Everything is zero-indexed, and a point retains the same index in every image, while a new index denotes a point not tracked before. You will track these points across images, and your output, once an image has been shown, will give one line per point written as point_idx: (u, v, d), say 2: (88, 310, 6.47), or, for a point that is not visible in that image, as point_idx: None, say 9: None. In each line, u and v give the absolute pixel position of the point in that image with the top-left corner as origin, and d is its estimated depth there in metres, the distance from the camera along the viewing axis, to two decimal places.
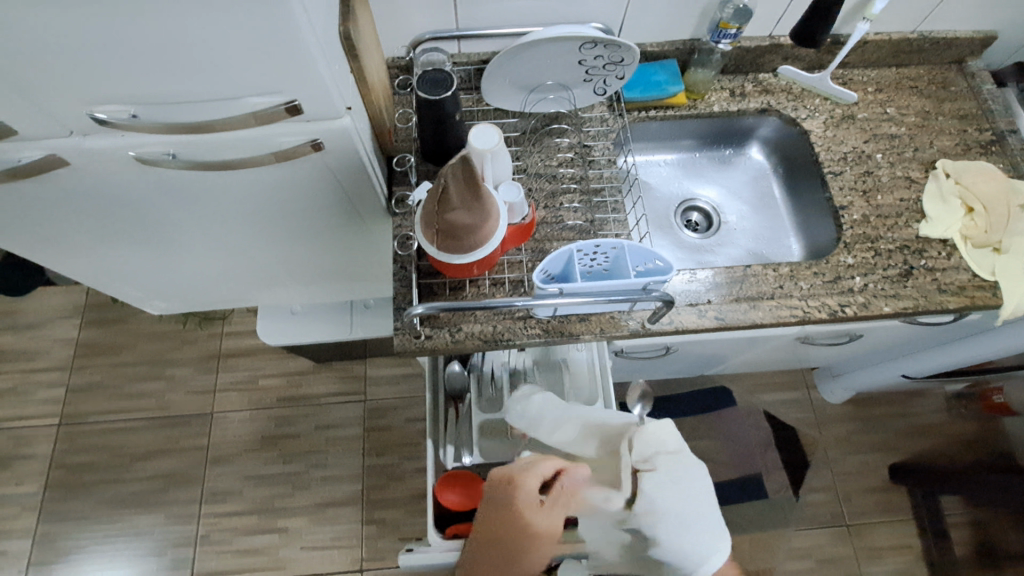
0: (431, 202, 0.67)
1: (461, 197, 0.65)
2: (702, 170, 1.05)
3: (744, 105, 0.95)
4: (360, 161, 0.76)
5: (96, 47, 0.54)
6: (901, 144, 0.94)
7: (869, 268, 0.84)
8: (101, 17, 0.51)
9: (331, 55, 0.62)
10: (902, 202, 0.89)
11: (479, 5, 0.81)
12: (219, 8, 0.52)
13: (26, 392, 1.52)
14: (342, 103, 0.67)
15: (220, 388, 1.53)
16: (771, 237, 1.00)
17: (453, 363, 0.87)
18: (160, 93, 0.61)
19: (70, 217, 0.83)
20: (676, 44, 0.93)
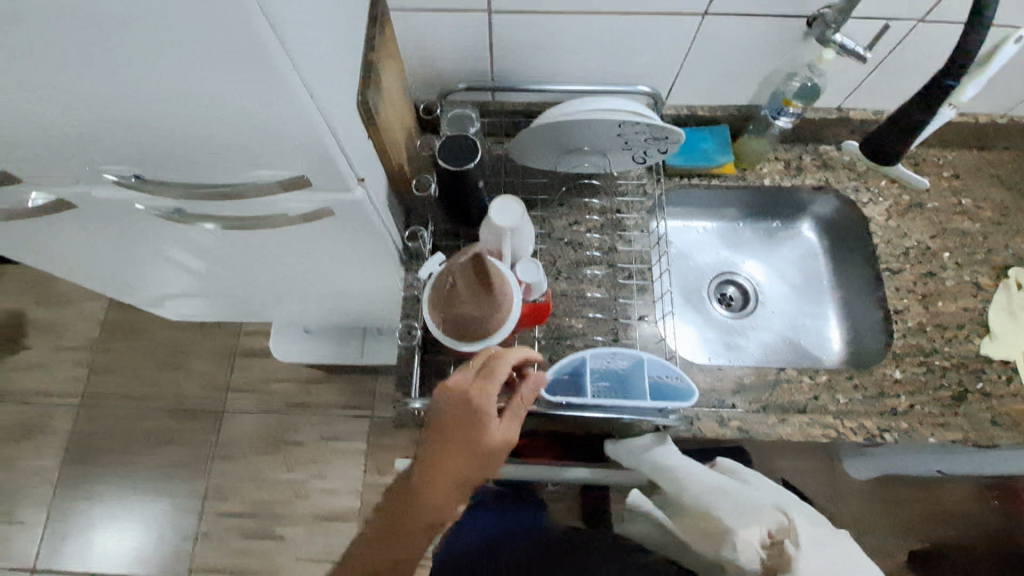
0: (438, 297, 0.64)
1: (469, 289, 0.62)
2: (744, 243, 0.97)
3: (798, 181, 0.87)
4: (374, 232, 0.70)
5: (92, 116, 0.49)
6: (973, 242, 0.84)
7: (917, 386, 0.76)
8: (93, 91, 0.46)
9: (345, 126, 0.57)
10: (965, 311, 0.80)
11: (515, 56, 0.75)
12: (211, 74, 0.45)
13: (54, 368, 1.56)
14: (355, 176, 0.60)
15: (233, 385, 1.54)
16: (813, 326, 0.91)
17: None
18: (158, 157, 0.55)
19: (78, 242, 0.79)
20: (730, 109, 0.84)
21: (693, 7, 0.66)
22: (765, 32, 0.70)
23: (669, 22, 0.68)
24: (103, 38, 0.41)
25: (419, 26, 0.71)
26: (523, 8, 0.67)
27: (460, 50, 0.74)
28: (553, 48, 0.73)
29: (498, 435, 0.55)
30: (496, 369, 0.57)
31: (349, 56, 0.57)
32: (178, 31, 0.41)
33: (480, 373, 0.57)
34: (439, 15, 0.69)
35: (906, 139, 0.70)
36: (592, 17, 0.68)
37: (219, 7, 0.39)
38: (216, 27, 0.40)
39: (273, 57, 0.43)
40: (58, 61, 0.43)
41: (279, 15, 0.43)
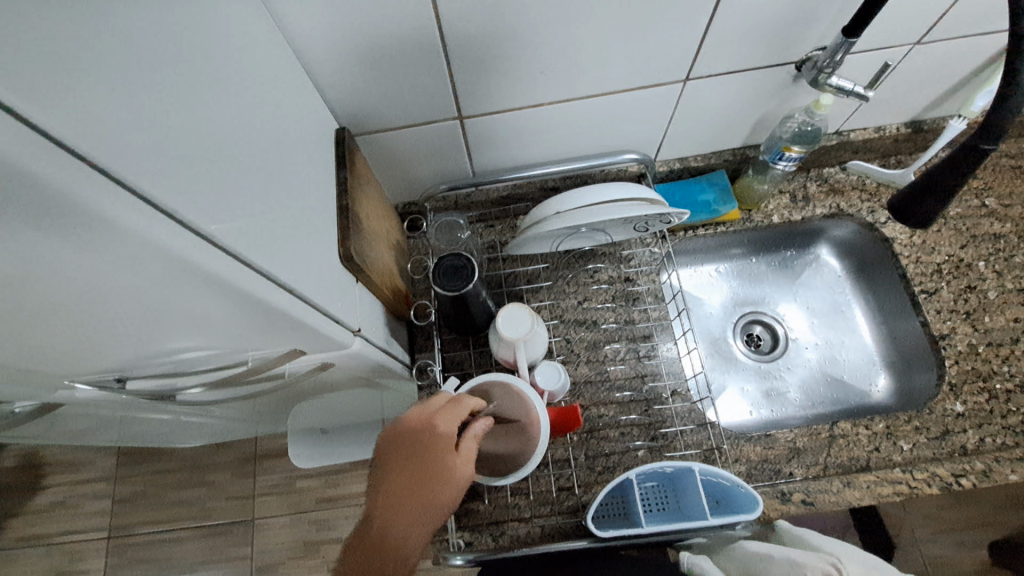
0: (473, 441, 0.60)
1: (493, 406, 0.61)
2: (761, 279, 0.92)
3: (809, 212, 0.82)
4: (378, 367, 0.64)
5: (54, 359, 0.43)
6: (1007, 245, 0.79)
7: (984, 416, 0.70)
8: (42, 338, 0.39)
9: (336, 292, 0.53)
10: (1016, 323, 0.75)
11: (494, 148, 0.72)
12: (180, 307, 0.38)
13: (74, 505, 1.45)
14: (351, 328, 0.55)
15: (259, 492, 1.44)
16: (851, 356, 0.85)
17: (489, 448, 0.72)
18: (135, 363, 0.49)
19: (66, 425, 0.71)
20: (725, 155, 0.80)
21: (673, 76, 0.63)
22: (754, 81, 0.66)
23: (649, 93, 0.65)
24: (60, 318, 0.36)
25: (389, 143, 0.68)
26: (493, 108, 0.65)
27: (434, 155, 0.72)
28: (535, 136, 0.71)
29: (462, 457, 0.51)
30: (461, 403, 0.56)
31: (325, 210, 0.54)
32: (144, 299, 0.36)
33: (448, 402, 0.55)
34: (411, 128, 0.66)
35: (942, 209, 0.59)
36: (567, 103, 0.66)
37: (188, 279, 0.34)
38: (188, 290, 0.36)
39: (257, 293, 0.39)
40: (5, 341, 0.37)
41: (254, 248, 0.39)
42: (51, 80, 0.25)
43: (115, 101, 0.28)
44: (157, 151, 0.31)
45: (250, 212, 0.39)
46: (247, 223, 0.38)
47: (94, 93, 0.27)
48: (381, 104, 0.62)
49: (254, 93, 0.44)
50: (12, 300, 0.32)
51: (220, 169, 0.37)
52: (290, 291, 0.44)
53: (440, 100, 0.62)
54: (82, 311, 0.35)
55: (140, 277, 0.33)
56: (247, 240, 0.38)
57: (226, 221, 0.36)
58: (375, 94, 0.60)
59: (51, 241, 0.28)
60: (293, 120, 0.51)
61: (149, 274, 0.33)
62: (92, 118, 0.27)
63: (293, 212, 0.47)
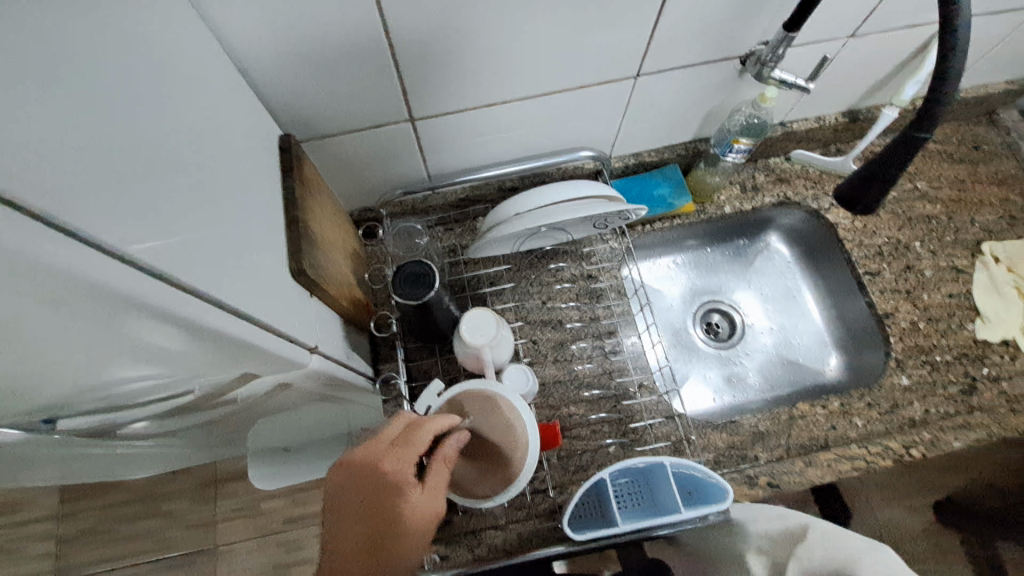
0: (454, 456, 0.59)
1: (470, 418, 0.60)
2: (716, 269, 0.94)
3: (758, 202, 0.85)
4: (339, 383, 0.62)
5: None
6: (940, 226, 0.84)
7: (928, 388, 0.74)
8: None
9: (290, 311, 0.50)
10: (951, 298, 0.80)
11: (448, 150, 0.70)
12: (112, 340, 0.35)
13: (13, 550, 1.33)
14: (307, 347, 0.52)
15: (222, 518, 1.37)
16: (804, 338, 0.88)
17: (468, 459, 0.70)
18: (68, 401, 0.45)
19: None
20: (677, 149, 0.81)
21: (624, 72, 0.63)
22: (702, 76, 0.67)
23: (601, 91, 0.65)
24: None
25: (338, 149, 0.65)
26: (445, 110, 0.63)
27: (386, 160, 0.69)
28: (489, 137, 0.70)
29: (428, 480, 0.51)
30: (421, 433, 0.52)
31: (273, 224, 0.51)
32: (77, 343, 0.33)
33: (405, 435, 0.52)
34: (360, 132, 0.63)
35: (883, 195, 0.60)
36: (520, 103, 0.65)
37: (122, 311, 0.32)
38: (128, 325, 0.33)
39: (204, 320, 0.36)
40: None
41: (196, 273, 0.36)
42: None
43: (17, 125, 0.26)
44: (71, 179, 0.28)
45: (187, 232, 0.36)
46: (184, 244, 0.36)
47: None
48: (327, 109, 0.59)
49: (186, 105, 0.41)
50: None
51: (151, 188, 0.34)
52: (239, 315, 0.41)
53: (389, 103, 0.60)
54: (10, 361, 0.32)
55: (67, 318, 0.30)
56: (189, 266, 0.35)
57: (160, 244, 0.33)
58: (320, 99, 0.57)
59: None
60: (232, 131, 0.48)
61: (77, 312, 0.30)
62: None
63: (237, 228, 0.44)
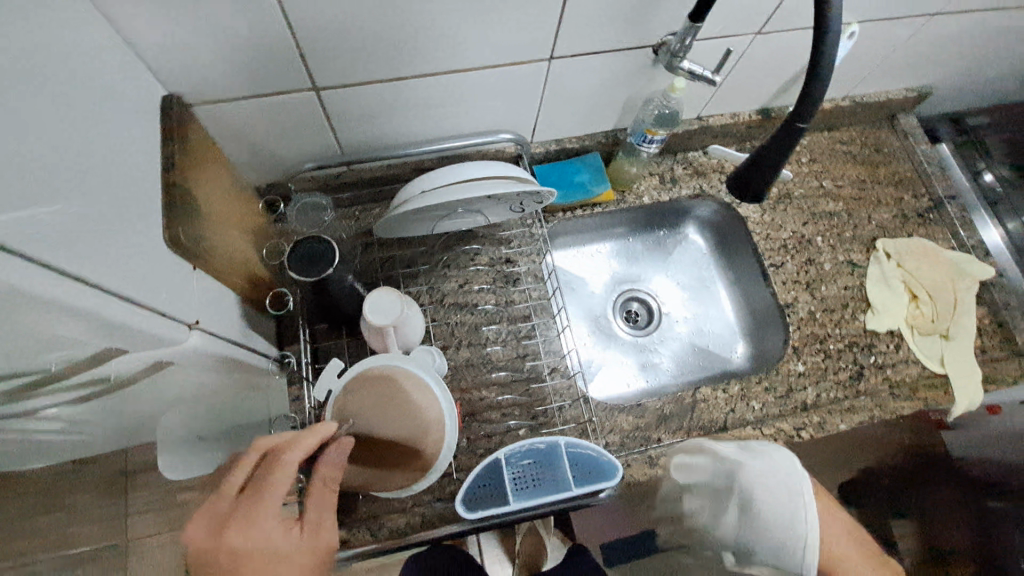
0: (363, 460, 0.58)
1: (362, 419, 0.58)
2: (637, 258, 0.96)
3: (676, 193, 0.87)
4: (231, 364, 0.59)
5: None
6: (840, 222, 0.89)
7: (820, 374, 0.79)
8: None
9: (163, 283, 0.47)
10: (846, 291, 0.85)
11: (358, 126, 0.68)
12: None
13: None
14: (187, 323, 0.50)
15: (131, 513, 1.28)
16: (715, 326, 0.92)
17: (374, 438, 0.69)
18: None
19: None
20: (598, 137, 0.81)
21: (536, 55, 0.63)
22: (616, 64, 0.67)
23: (516, 72, 0.65)
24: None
25: (235, 116, 0.62)
26: (352, 81, 0.61)
27: (292, 131, 0.66)
28: (402, 113, 0.68)
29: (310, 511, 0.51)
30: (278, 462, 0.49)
31: (146, 190, 0.47)
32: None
33: (258, 470, 0.49)
34: (259, 100, 0.60)
35: (769, 179, 0.61)
36: (432, 79, 0.63)
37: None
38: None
39: (22, 286, 0.32)
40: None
41: (13, 231, 0.32)
42: None
43: None
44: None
45: (23, 191, 0.33)
46: (16, 202, 0.33)
47: None
48: (220, 73, 0.56)
49: (31, 48, 0.37)
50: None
51: None
52: (92, 286, 0.38)
53: (288, 71, 0.57)
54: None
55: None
56: (3, 221, 0.31)
57: None
58: (208, 60, 0.53)
59: None
60: (94, 83, 0.44)
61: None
62: None
63: (95, 188, 0.41)
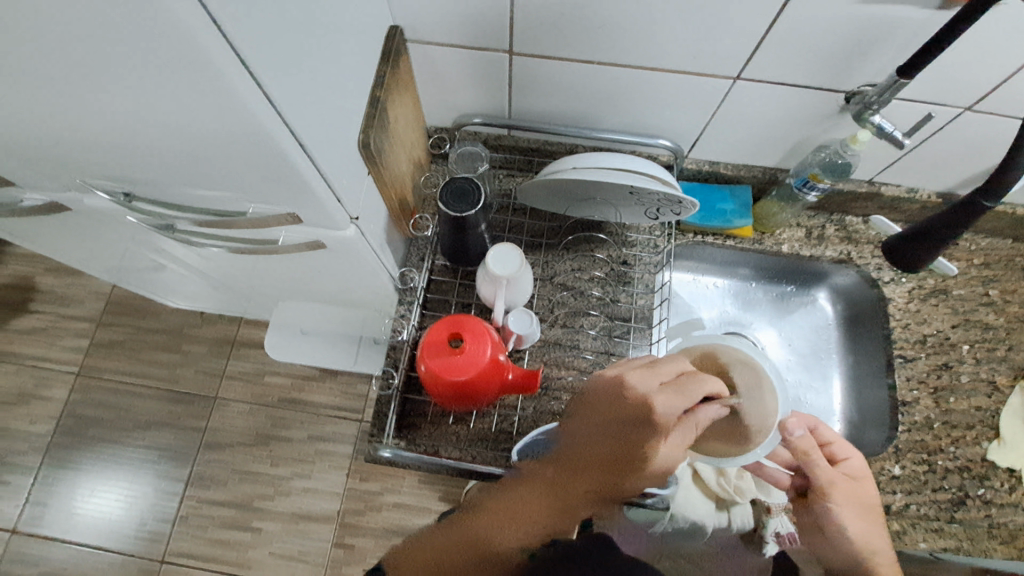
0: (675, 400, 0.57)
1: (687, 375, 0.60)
2: (755, 304, 0.91)
3: (819, 251, 0.82)
4: (366, 265, 0.68)
5: (77, 132, 0.45)
6: (994, 338, 0.80)
7: (916, 485, 0.72)
8: (79, 115, 0.42)
9: (344, 168, 0.55)
10: (977, 412, 0.76)
11: (533, 96, 0.73)
12: (198, 125, 0.41)
13: (54, 335, 1.46)
14: (350, 214, 0.58)
15: (228, 374, 1.43)
16: (817, 401, 0.85)
17: None
18: (149, 179, 0.53)
19: (74, 229, 0.75)
20: (755, 171, 0.80)
21: (724, 72, 0.64)
22: (801, 102, 0.66)
23: (697, 83, 0.66)
24: (86, 77, 0.37)
25: (437, 58, 0.69)
26: (545, 54, 0.66)
27: (476, 84, 0.73)
28: (577, 94, 0.72)
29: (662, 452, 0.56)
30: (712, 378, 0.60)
31: (358, 92, 0.56)
32: (159, 88, 0.38)
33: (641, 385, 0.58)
34: (461, 50, 0.68)
35: (930, 256, 0.56)
36: (615, 68, 0.66)
37: (192, 63, 0.35)
38: (192, 84, 0.37)
39: (259, 118, 0.40)
40: (40, 84, 0.39)
41: (272, 80, 0.40)
42: None
43: None
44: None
45: (291, 62, 0.42)
46: (283, 68, 0.41)
47: None
48: (439, 17, 0.63)
49: None
50: (46, 30, 0.33)
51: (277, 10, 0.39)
52: (306, 155, 0.47)
53: (496, 30, 0.64)
54: (104, 74, 0.37)
55: (146, 44, 0.34)
56: (268, 67, 0.39)
57: (264, 53, 0.38)
58: (435, 4, 0.61)
59: (120, 16, 0.32)
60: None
61: (159, 49, 0.34)
62: None
63: (330, 79, 0.49)
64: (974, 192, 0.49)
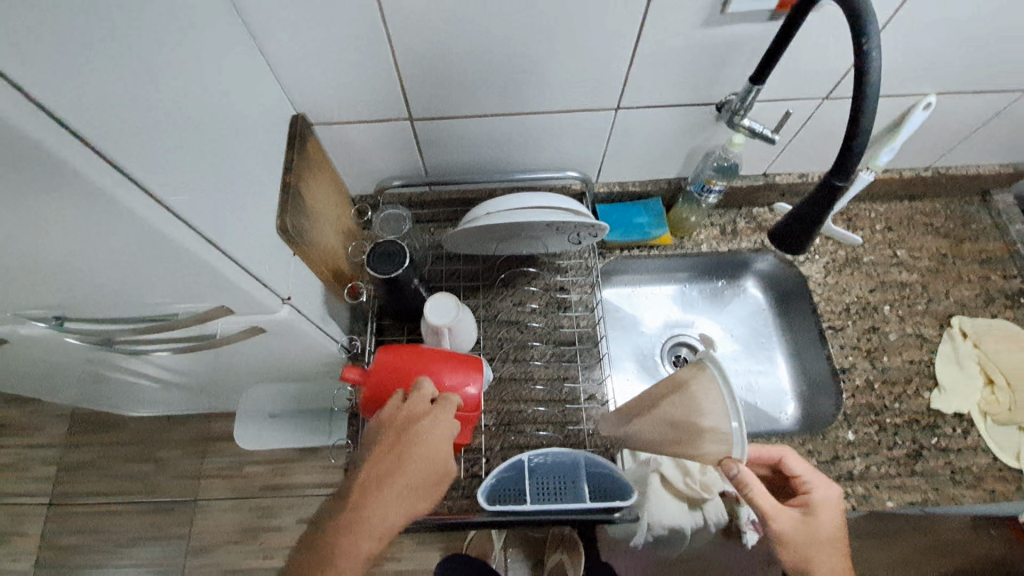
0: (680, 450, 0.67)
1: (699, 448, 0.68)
2: (693, 303, 0.95)
3: (736, 245, 0.88)
4: (310, 340, 0.70)
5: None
6: (912, 293, 0.86)
7: (871, 446, 0.75)
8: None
9: (267, 256, 0.57)
10: (911, 365, 0.81)
11: (442, 153, 0.78)
12: (109, 247, 0.44)
13: (19, 469, 1.41)
14: (280, 297, 0.60)
15: (205, 473, 1.40)
16: (768, 384, 0.89)
17: None
18: (76, 302, 0.55)
19: (16, 358, 0.76)
20: (661, 183, 0.86)
21: (604, 103, 0.70)
22: (681, 117, 0.73)
23: (584, 117, 0.72)
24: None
25: (345, 136, 0.74)
26: (441, 115, 0.72)
27: (388, 152, 0.78)
28: (481, 144, 0.77)
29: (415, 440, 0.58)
30: (693, 391, 0.61)
31: (267, 183, 0.59)
32: (63, 222, 0.40)
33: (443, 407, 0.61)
34: (365, 125, 0.73)
35: (812, 232, 0.61)
36: (508, 118, 0.72)
37: (88, 198, 0.38)
38: (93, 216, 0.40)
39: (165, 232, 0.43)
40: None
41: (171, 191, 0.43)
42: (27, 41, 0.32)
43: (81, 63, 0.36)
44: (82, 81, 0.35)
45: (189, 172, 0.45)
46: (182, 179, 0.45)
47: (63, 57, 0.34)
48: (335, 97, 0.68)
49: (209, 74, 0.51)
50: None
51: (165, 131, 0.43)
52: (222, 252, 0.50)
53: (392, 102, 0.69)
54: (9, 219, 0.39)
55: (42, 188, 0.37)
56: (166, 184, 0.43)
57: (158, 171, 0.42)
58: (331, 87, 0.66)
59: (13, 169, 0.35)
60: (246, 98, 0.57)
61: (53, 188, 0.37)
62: (54, 80, 0.34)
63: (235, 177, 0.53)
64: (827, 174, 0.54)
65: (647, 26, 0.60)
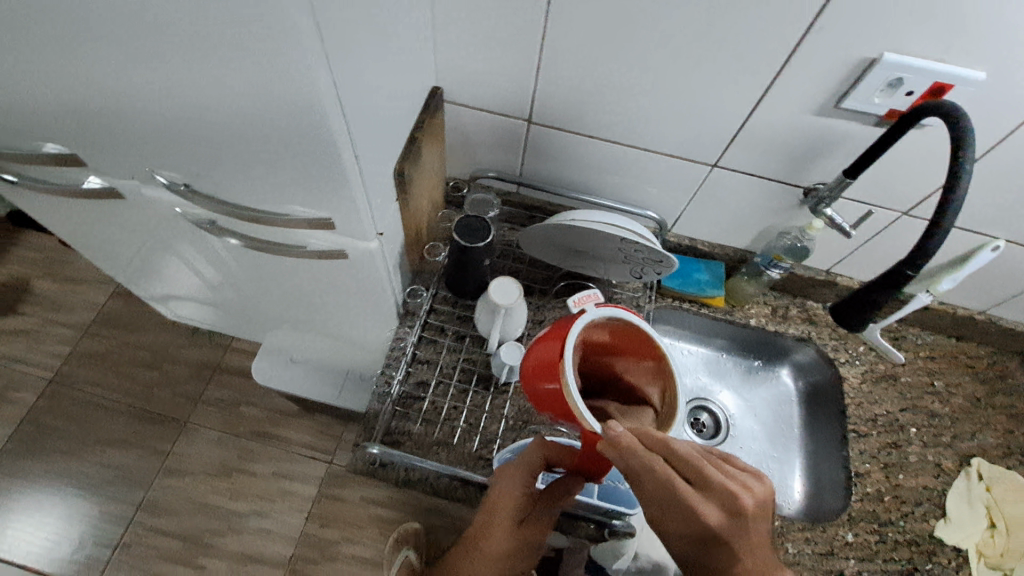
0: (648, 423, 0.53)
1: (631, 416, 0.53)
2: (726, 373, 0.98)
3: (783, 328, 0.91)
4: (379, 281, 0.75)
5: (169, 127, 0.55)
6: (940, 424, 0.87)
7: (868, 554, 0.75)
8: (178, 111, 0.52)
9: (380, 191, 0.64)
10: (924, 490, 0.81)
11: (544, 160, 0.85)
12: (275, 128, 0.51)
13: (38, 339, 1.46)
14: (375, 230, 0.66)
15: (204, 400, 1.43)
16: (779, 470, 0.90)
17: (447, 393, 0.78)
18: (210, 175, 0.61)
19: (116, 218, 0.83)
20: (729, 250, 0.91)
21: (706, 157, 0.76)
22: (769, 191, 0.79)
23: (683, 165, 0.78)
24: (201, 82, 0.47)
25: (468, 118, 0.82)
26: (558, 126, 0.79)
27: (497, 145, 0.85)
28: (582, 163, 0.84)
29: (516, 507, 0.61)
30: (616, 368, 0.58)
31: (401, 130, 0.66)
32: (257, 94, 0.47)
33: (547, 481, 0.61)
34: (489, 115, 0.80)
35: (867, 318, 0.65)
36: (615, 146, 0.79)
37: (291, 81, 0.45)
38: (283, 95, 0.46)
39: (329, 131, 0.50)
40: (156, 82, 0.49)
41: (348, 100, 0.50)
42: None
43: None
44: None
45: (364, 92, 0.52)
46: (357, 96, 0.51)
47: None
48: (475, 83, 0.76)
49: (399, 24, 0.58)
50: (184, 39, 0.43)
51: (363, 52, 0.50)
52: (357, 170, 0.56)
53: (522, 101, 0.77)
54: (217, 80, 0.47)
55: (260, 60, 0.44)
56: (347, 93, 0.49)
57: (347, 81, 0.49)
58: (474, 73, 0.74)
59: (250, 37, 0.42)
60: (412, 54, 0.64)
61: (268, 63, 0.44)
62: None
63: (386, 113, 0.60)
64: (899, 263, 0.58)
65: (768, 99, 0.67)
